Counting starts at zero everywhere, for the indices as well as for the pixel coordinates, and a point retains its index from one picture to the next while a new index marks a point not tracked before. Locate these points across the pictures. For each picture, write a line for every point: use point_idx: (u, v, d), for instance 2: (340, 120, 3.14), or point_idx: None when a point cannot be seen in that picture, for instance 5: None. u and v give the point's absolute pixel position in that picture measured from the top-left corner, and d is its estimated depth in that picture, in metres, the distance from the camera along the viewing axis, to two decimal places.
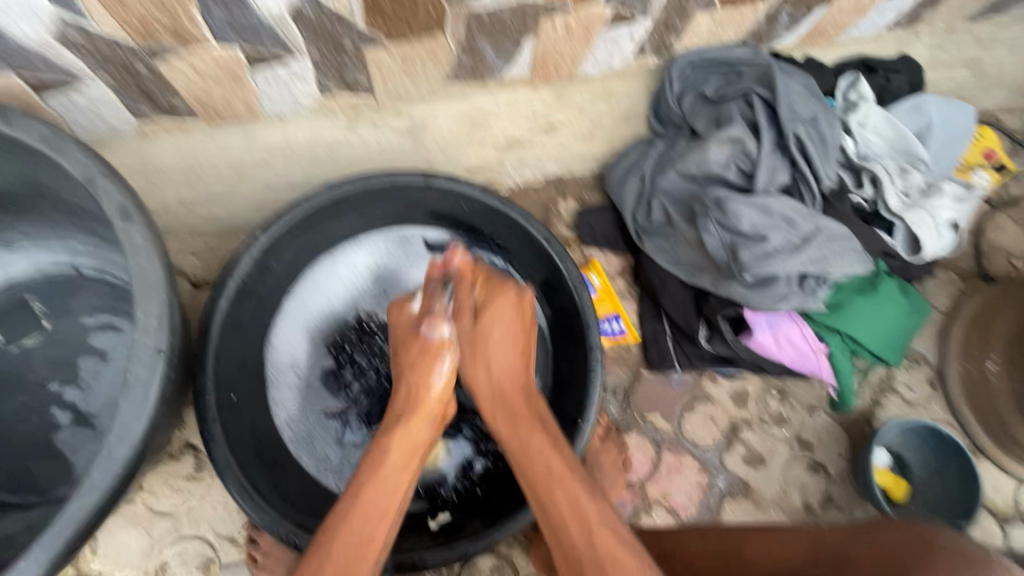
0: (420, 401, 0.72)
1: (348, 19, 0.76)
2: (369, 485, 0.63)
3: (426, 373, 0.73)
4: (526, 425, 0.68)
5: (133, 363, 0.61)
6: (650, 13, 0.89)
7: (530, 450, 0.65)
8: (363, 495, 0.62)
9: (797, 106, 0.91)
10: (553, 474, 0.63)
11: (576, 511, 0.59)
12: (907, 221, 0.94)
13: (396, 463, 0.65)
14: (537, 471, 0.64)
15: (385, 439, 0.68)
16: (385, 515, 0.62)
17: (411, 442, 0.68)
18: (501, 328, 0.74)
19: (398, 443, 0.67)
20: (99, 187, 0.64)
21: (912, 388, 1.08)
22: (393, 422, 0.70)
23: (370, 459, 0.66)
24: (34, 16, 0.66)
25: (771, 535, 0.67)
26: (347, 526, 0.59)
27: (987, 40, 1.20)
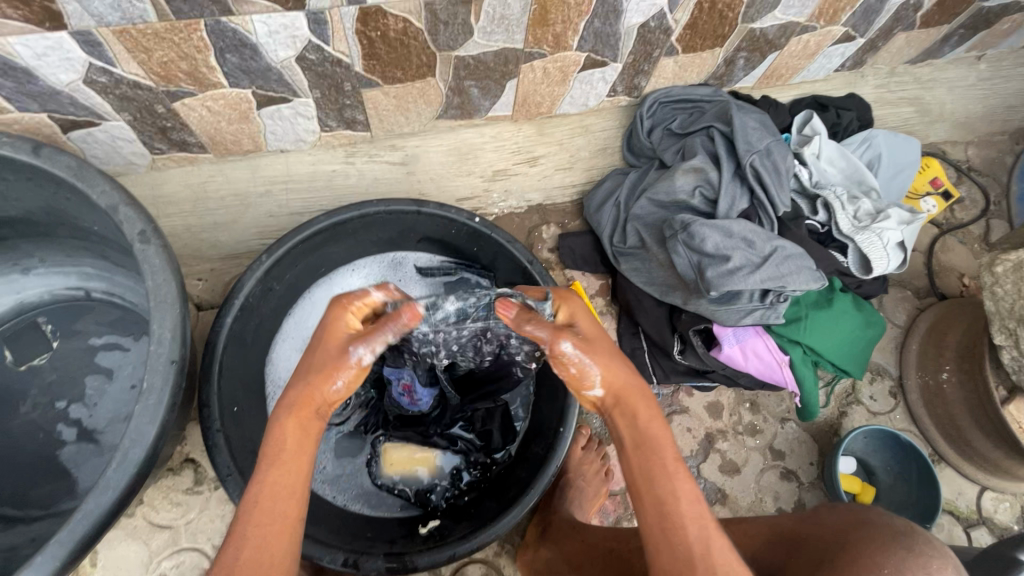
0: (315, 397, 0.63)
1: (348, 64, 0.85)
2: (275, 472, 0.59)
3: (337, 372, 0.64)
4: (653, 411, 0.61)
5: (148, 372, 0.66)
6: (620, 58, 1.00)
7: (654, 434, 0.59)
8: (270, 481, 0.59)
9: (753, 139, 1.01)
10: (679, 460, 0.58)
11: (695, 507, 0.56)
12: (858, 242, 1.03)
13: (297, 447, 0.61)
14: (665, 455, 0.58)
15: (284, 427, 0.62)
16: (292, 496, 0.59)
17: (311, 431, 0.63)
18: (610, 339, 0.65)
19: (290, 439, 0.61)
20: (120, 214, 0.71)
21: (876, 399, 1.15)
22: (285, 413, 0.62)
23: (271, 447, 0.61)
24: (68, 65, 0.74)
25: (735, 525, 0.73)
26: (259, 513, 0.57)
27: (928, 81, 1.33)
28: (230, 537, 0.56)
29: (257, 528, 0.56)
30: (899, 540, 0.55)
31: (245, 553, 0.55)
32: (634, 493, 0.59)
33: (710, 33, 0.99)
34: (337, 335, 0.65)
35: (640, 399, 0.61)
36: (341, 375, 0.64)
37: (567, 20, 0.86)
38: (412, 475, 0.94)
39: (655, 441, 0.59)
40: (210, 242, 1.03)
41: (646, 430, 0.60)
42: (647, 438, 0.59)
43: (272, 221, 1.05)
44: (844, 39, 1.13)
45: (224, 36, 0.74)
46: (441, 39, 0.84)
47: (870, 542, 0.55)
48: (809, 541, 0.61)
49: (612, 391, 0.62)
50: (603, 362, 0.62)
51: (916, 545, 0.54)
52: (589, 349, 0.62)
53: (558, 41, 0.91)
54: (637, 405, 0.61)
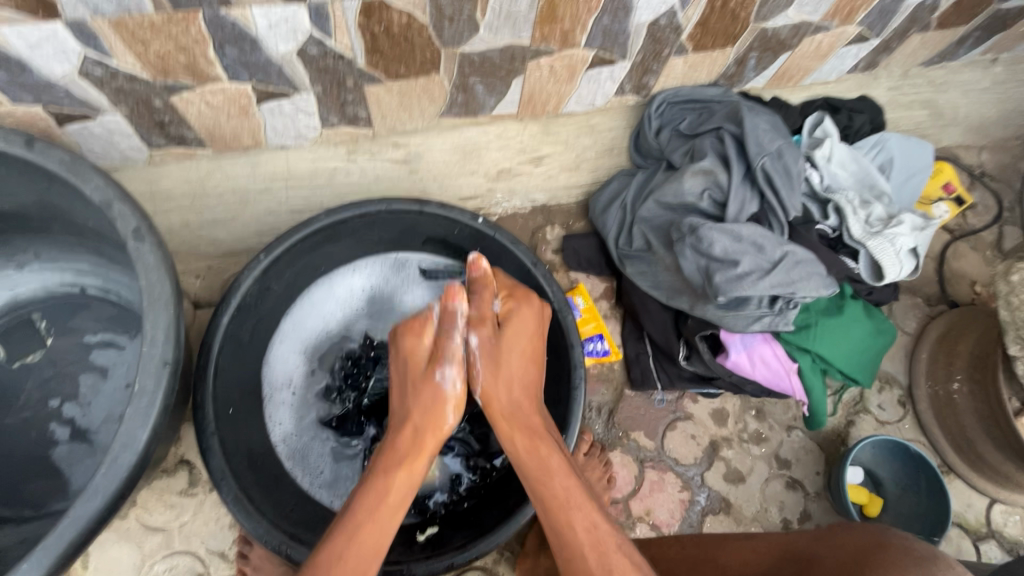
0: (433, 433, 0.71)
1: (350, 59, 0.83)
2: (371, 521, 0.64)
3: (434, 396, 0.73)
4: (537, 443, 0.70)
5: (140, 374, 0.64)
6: (629, 57, 0.97)
7: (546, 462, 0.68)
8: (366, 532, 0.63)
9: (764, 141, 0.98)
10: (571, 500, 0.65)
11: (589, 533, 0.64)
12: (870, 248, 1.00)
13: (398, 501, 0.66)
14: (551, 481, 0.67)
15: (390, 474, 0.68)
16: (380, 550, 0.63)
17: (416, 475, 0.69)
18: (518, 348, 0.75)
19: (401, 481, 0.67)
20: (114, 211, 0.69)
21: (884, 408, 1.13)
22: (400, 461, 0.69)
23: (376, 493, 0.66)
24: (63, 56, 0.72)
25: (746, 541, 0.72)
26: (352, 561, 0.61)
27: (941, 84, 1.29)
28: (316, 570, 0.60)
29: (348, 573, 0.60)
30: (918, 563, 0.53)
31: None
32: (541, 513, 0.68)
33: (722, 31, 0.97)
34: (418, 362, 0.76)
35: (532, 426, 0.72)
36: (437, 400, 0.73)
37: (575, 16, 0.84)
38: None
39: (546, 469, 0.68)
40: (208, 240, 1.03)
41: (531, 459, 0.69)
42: (540, 458, 0.69)
43: (271, 218, 1.04)
44: (858, 39, 1.10)
45: (223, 28, 0.72)
46: (446, 34, 0.82)
47: (887, 563, 0.54)
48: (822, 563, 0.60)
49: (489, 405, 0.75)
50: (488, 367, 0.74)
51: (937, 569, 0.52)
52: (491, 361, 0.74)
53: (566, 38, 0.89)
54: (525, 432, 0.71)
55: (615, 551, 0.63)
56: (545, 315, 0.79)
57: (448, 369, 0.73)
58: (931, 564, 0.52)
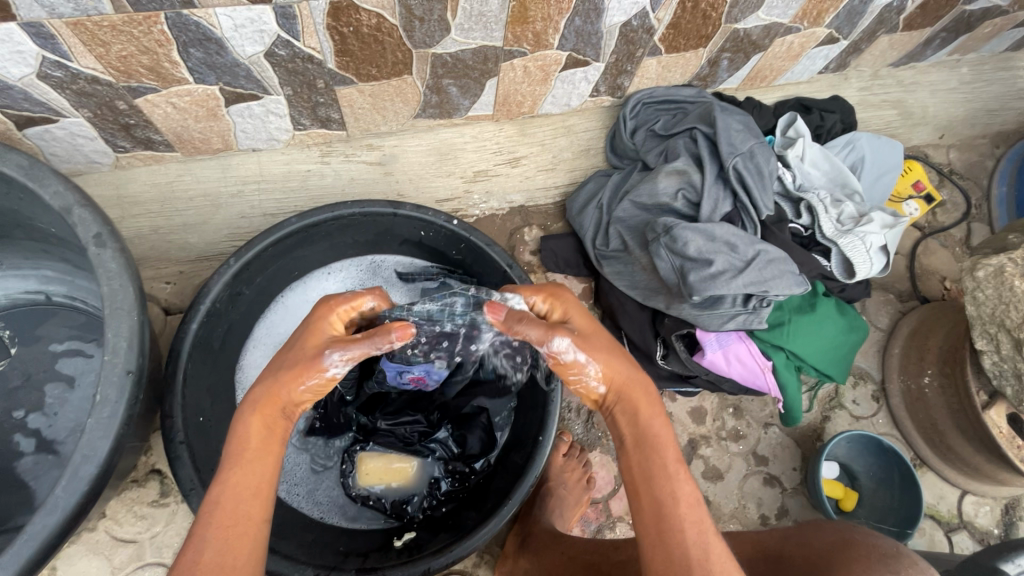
0: (279, 395, 0.59)
1: (320, 60, 0.82)
2: (235, 470, 0.56)
3: (308, 372, 0.59)
4: (654, 411, 0.60)
5: (102, 384, 0.63)
6: (602, 58, 0.98)
7: (655, 433, 0.59)
8: (234, 481, 0.56)
9: (736, 141, 0.99)
10: (689, 483, 0.56)
11: (695, 511, 0.55)
12: (841, 245, 1.02)
13: (262, 445, 0.58)
14: (665, 455, 0.57)
15: (246, 419, 0.59)
16: (260, 494, 0.56)
17: (280, 424, 0.60)
18: (607, 333, 0.64)
19: (256, 429, 0.59)
20: (74, 216, 0.67)
21: (858, 403, 1.15)
22: (249, 408, 0.59)
23: (232, 447, 0.58)
24: (20, 58, 0.70)
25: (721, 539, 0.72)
26: (222, 511, 0.54)
27: (909, 84, 1.33)
28: (190, 535, 0.53)
29: (223, 529, 0.53)
30: (884, 560, 0.53)
31: (207, 557, 0.51)
32: (633, 491, 0.58)
33: (695, 32, 0.97)
34: (318, 362, 0.59)
35: (648, 387, 0.62)
36: (312, 377, 0.59)
37: (546, 18, 0.84)
38: (387, 486, 0.90)
39: (657, 440, 0.58)
40: (179, 244, 0.99)
41: (648, 427, 0.59)
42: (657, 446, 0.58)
43: (244, 222, 1.01)
44: (827, 41, 1.12)
45: (187, 29, 0.71)
46: (417, 36, 0.82)
47: (854, 562, 0.54)
48: (792, 560, 0.60)
49: (613, 387, 0.61)
50: (603, 361, 0.60)
51: (902, 568, 0.52)
52: (590, 345, 0.60)
53: (539, 40, 0.89)
54: (635, 402, 0.61)
55: (708, 525, 0.54)
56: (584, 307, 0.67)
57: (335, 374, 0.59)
58: (897, 560, 0.53)
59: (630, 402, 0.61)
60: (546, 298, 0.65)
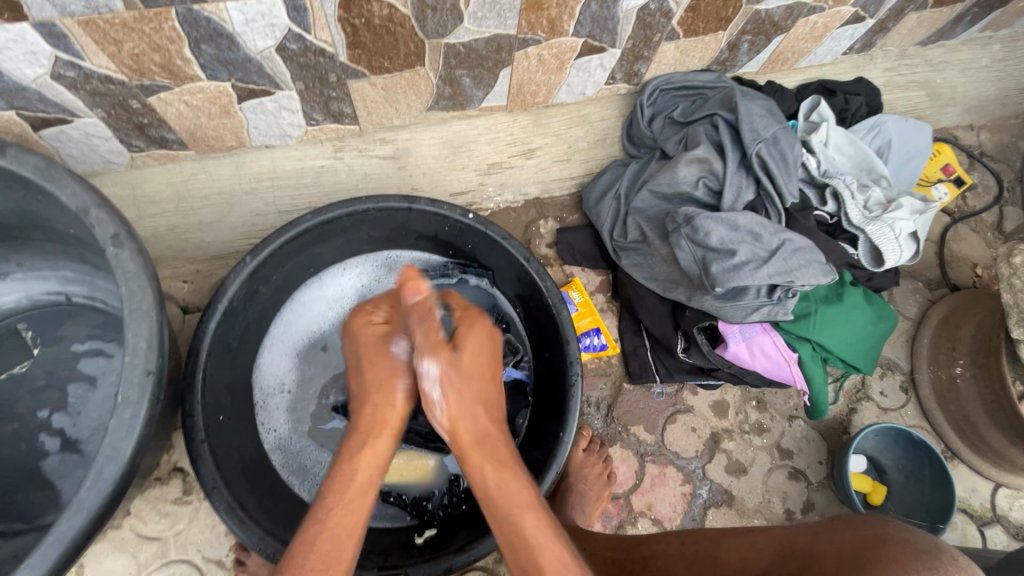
0: (388, 417, 0.70)
1: (332, 53, 0.80)
2: (337, 505, 0.62)
3: (391, 372, 0.72)
4: (505, 471, 0.65)
5: (123, 385, 0.63)
6: (619, 44, 0.95)
7: (506, 494, 0.63)
8: (332, 522, 0.61)
9: (758, 127, 0.96)
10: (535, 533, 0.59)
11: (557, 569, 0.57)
12: (869, 233, 0.99)
13: (368, 480, 0.65)
14: (521, 515, 0.61)
15: (352, 455, 0.67)
16: (354, 536, 0.61)
17: (379, 455, 0.67)
18: (480, 384, 0.71)
19: (364, 461, 0.66)
20: (92, 217, 0.67)
21: (886, 394, 1.12)
22: (366, 437, 0.69)
23: (338, 483, 0.64)
24: (33, 59, 0.70)
25: (741, 536, 0.69)
26: (319, 548, 0.59)
27: (938, 63, 1.28)
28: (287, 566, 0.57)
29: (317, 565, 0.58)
30: (920, 557, 0.50)
31: None
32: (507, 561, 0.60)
33: (713, 15, 0.94)
34: (389, 361, 0.73)
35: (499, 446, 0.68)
36: (397, 378, 0.72)
37: (562, 3, 0.82)
38: (409, 481, 0.91)
39: (512, 498, 0.62)
40: (195, 243, 0.99)
41: (496, 490, 0.63)
42: (506, 501, 0.62)
43: (259, 219, 1.01)
44: (853, 20, 1.08)
45: (198, 25, 0.70)
46: (430, 25, 0.80)
47: (888, 563, 0.51)
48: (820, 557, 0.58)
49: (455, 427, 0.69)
50: (451, 399, 0.68)
51: (941, 566, 0.49)
52: (452, 376, 0.69)
53: (554, 27, 0.87)
54: (485, 461, 0.66)
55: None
56: (495, 337, 0.75)
57: (402, 353, 0.73)
58: (935, 557, 0.51)
59: (474, 454, 0.66)
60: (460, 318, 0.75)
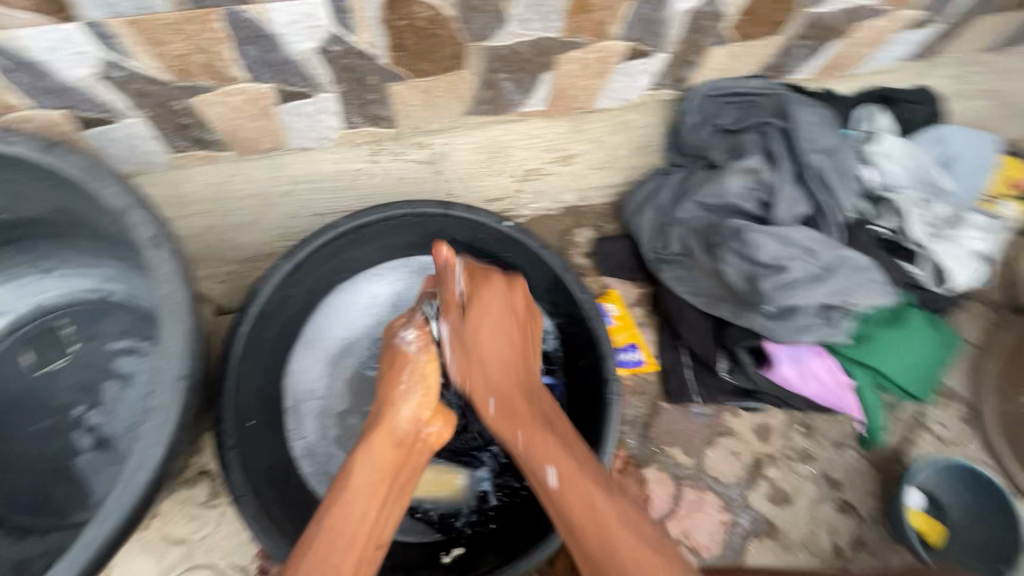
0: (389, 422, 0.71)
1: (372, 55, 0.79)
2: (335, 508, 0.63)
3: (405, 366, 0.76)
4: (533, 428, 0.70)
5: (156, 389, 0.62)
6: (666, 48, 0.91)
7: (541, 449, 0.69)
8: (332, 520, 0.62)
9: (815, 136, 0.91)
10: (558, 466, 0.66)
11: (586, 510, 0.64)
12: (935, 252, 0.92)
13: (368, 483, 0.66)
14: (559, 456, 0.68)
15: (358, 458, 0.68)
16: (355, 543, 0.61)
17: (382, 462, 0.68)
18: (499, 326, 0.77)
19: (368, 466, 0.67)
20: (132, 217, 0.67)
21: (947, 427, 1.02)
22: (369, 443, 0.69)
23: (342, 482, 0.66)
24: (80, 59, 0.70)
25: None
26: (317, 550, 0.60)
27: (1009, 71, 1.19)
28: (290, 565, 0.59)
29: (312, 565, 0.59)
30: None
31: None
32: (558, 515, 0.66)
33: (768, 18, 0.90)
34: (401, 353, 0.77)
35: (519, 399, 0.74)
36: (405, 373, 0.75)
37: (610, 5, 0.79)
38: (436, 497, 0.87)
39: (541, 450, 0.69)
40: (231, 244, 1.00)
41: (533, 449, 0.69)
42: (538, 450, 0.68)
43: (294, 221, 1.01)
44: (917, 24, 1.01)
45: (242, 26, 0.70)
46: (473, 27, 0.78)
47: None
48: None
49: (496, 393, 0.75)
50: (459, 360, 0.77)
51: None
52: (467, 337, 0.76)
53: (600, 29, 0.83)
54: (518, 408, 0.73)
55: (615, 525, 0.62)
56: (515, 295, 0.78)
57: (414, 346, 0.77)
58: None
59: (511, 422, 0.72)
60: (472, 275, 0.78)
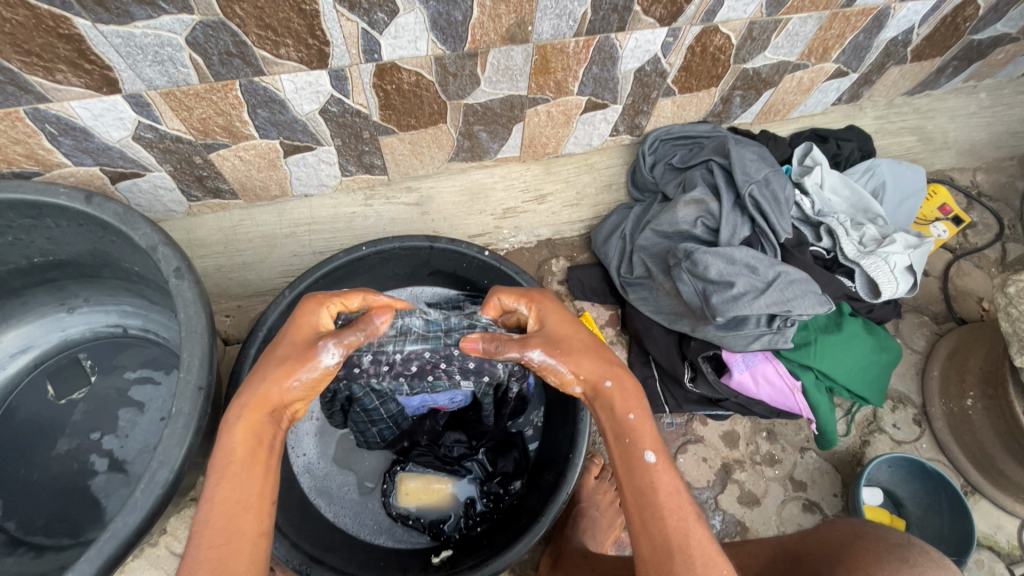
0: (271, 397, 0.63)
1: (366, 114, 0.93)
2: (224, 481, 0.58)
3: (303, 366, 0.63)
4: (632, 403, 0.65)
5: (177, 398, 0.71)
6: (620, 101, 1.06)
7: (648, 462, 0.61)
8: (222, 495, 0.57)
9: (751, 170, 1.04)
10: (659, 447, 0.62)
11: (673, 498, 0.60)
12: (865, 266, 1.04)
13: (249, 454, 0.60)
14: (657, 485, 0.60)
15: (231, 433, 0.60)
16: (251, 509, 0.58)
17: (264, 434, 0.62)
18: (583, 335, 0.69)
19: (249, 437, 0.61)
20: (159, 253, 0.78)
21: (899, 427, 1.12)
22: (241, 419, 0.61)
23: (220, 458, 0.59)
24: (120, 123, 0.83)
25: (744, 547, 0.78)
26: (212, 529, 0.56)
27: (927, 111, 1.35)
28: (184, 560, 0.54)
29: (212, 546, 0.55)
30: (891, 549, 0.60)
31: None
32: (637, 528, 0.60)
33: (705, 73, 1.05)
34: (308, 352, 0.63)
35: (625, 386, 0.66)
36: (306, 371, 0.63)
37: (566, 67, 0.94)
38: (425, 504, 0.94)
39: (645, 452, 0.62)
40: (239, 281, 1.10)
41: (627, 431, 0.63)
42: (636, 450, 0.62)
43: (296, 260, 1.12)
44: (837, 74, 1.17)
45: (256, 93, 0.83)
46: (451, 89, 0.92)
47: (862, 552, 0.61)
48: (807, 554, 0.66)
49: (589, 385, 0.67)
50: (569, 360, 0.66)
51: (910, 555, 0.58)
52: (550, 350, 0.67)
53: (560, 87, 0.98)
54: (613, 400, 0.65)
55: (693, 521, 0.59)
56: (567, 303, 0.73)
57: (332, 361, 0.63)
58: (907, 548, 0.60)
59: (621, 404, 0.65)
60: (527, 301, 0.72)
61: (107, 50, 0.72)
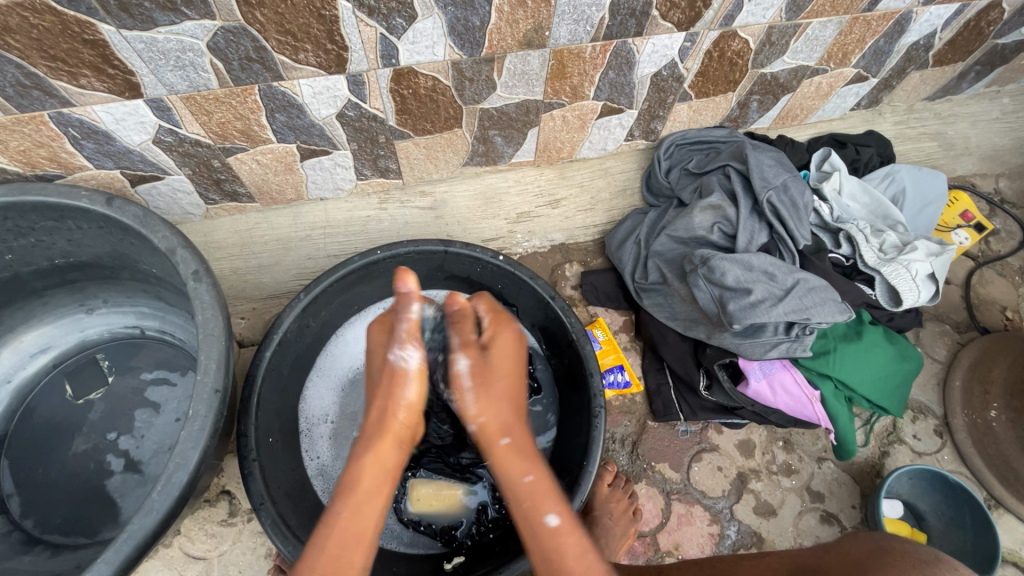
0: (392, 425, 0.69)
1: (383, 118, 0.93)
2: (346, 510, 0.63)
3: (404, 377, 0.69)
4: (527, 463, 0.66)
5: (195, 400, 0.71)
6: (635, 105, 1.05)
7: (553, 526, 0.63)
8: (344, 519, 0.62)
9: (769, 176, 1.03)
10: (562, 510, 0.64)
11: (580, 562, 0.62)
12: (885, 273, 1.02)
13: (371, 484, 0.65)
14: (568, 548, 0.62)
15: (360, 460, 0.66)
16: (362, 540, 0.62)
17: (387, 460, 0.67)
18: (510, 381, 0.72)
19: (373, 466, 0.66)
20: (177, 256, 0.78)
21: (919, 438, 1.10)
22: (370, 444, 0.67)
23: (347, 483, 0.65)
24: (141, 127, 0.84)
25: (760, 558, 0.76)
26: (330, 553, 0.60)
27: (948, 116, 1.33)
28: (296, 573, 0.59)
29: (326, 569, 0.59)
30: (918, 564, 0.59)
31: None
32: None
33: (722, 78, 1.04)
34: (400, 370, 0.70)
35: (524, 442, 0.68)
36: (406, 380, 0.69)
37: (583, 72, 0.93)
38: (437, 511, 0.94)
39: (548, 514, 0.64)
40: (254, 283, 1.10)
41: (524, 490, 0.65)
42: (539, 510, 0.64)
43: (310, 263, 1.12)
44: (856, 79, 1.16)
45: (274, 98, 0.84)
46: (467, 94, 0.92)
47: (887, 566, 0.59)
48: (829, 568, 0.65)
49: (485, 432, 0.68)
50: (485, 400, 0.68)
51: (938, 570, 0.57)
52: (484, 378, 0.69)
53: (576, 92, 0.98)
54: (512, 456, 0.67)
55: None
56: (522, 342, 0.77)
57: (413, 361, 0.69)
58: (933, 564, 0.58)
59: (524, 460, 0.67)
60: (491, 317, 0.76)
61: (130, 55, 0.72)
